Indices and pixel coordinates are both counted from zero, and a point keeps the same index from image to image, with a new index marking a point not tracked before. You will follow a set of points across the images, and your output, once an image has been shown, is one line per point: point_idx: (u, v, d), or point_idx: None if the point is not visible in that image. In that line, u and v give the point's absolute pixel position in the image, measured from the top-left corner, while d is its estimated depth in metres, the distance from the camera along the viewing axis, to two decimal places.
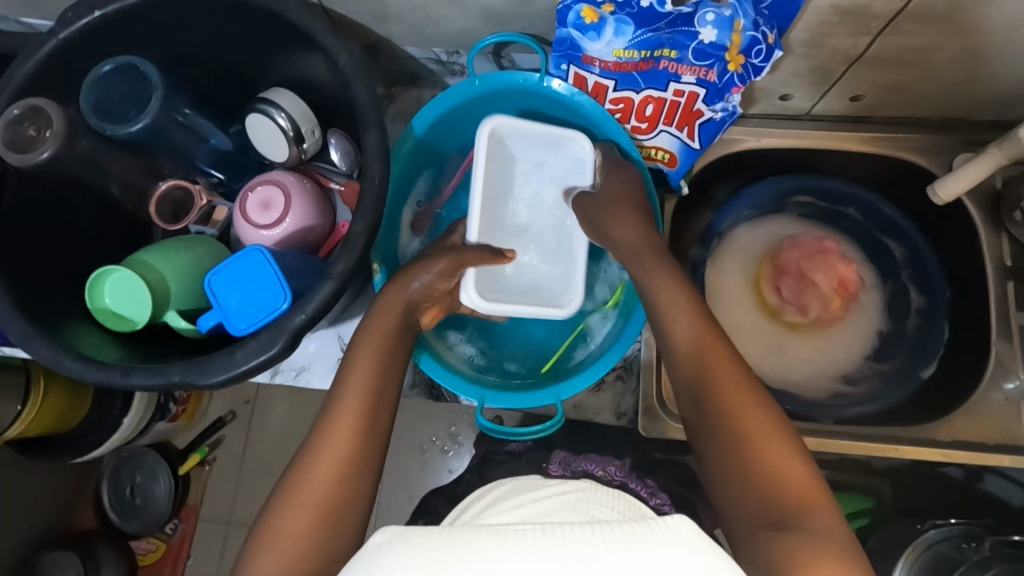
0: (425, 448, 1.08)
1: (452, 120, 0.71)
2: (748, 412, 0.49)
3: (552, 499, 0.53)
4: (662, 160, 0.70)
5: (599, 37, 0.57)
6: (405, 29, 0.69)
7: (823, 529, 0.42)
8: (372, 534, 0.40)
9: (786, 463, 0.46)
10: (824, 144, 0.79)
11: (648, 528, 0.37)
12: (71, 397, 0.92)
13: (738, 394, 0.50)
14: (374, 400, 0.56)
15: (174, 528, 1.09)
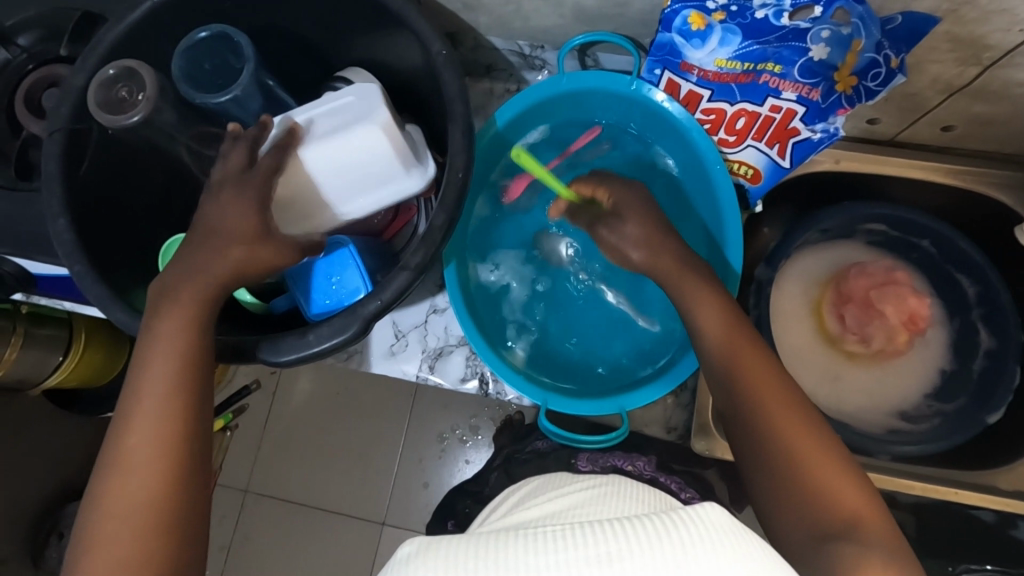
0: (443, 437, 1.09)
1: (533, 115, 0.70)
2: (793, 431, 0.48)
3: (580, 492, 0.50)
4: (744, 176, 0.68)
5: (702, 45, 0.56)
6: (492, 20, 0.68)
7: (875, 536, 0.42)
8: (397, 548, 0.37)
9: (844, 493, 0.45)
10: (909, 172, 0.76)
11: (681, 519, 0.35)
12: (110, 350, 0.94)
13: (774, 414, 0.49)
14: (173, 377, 0.49)
15: None
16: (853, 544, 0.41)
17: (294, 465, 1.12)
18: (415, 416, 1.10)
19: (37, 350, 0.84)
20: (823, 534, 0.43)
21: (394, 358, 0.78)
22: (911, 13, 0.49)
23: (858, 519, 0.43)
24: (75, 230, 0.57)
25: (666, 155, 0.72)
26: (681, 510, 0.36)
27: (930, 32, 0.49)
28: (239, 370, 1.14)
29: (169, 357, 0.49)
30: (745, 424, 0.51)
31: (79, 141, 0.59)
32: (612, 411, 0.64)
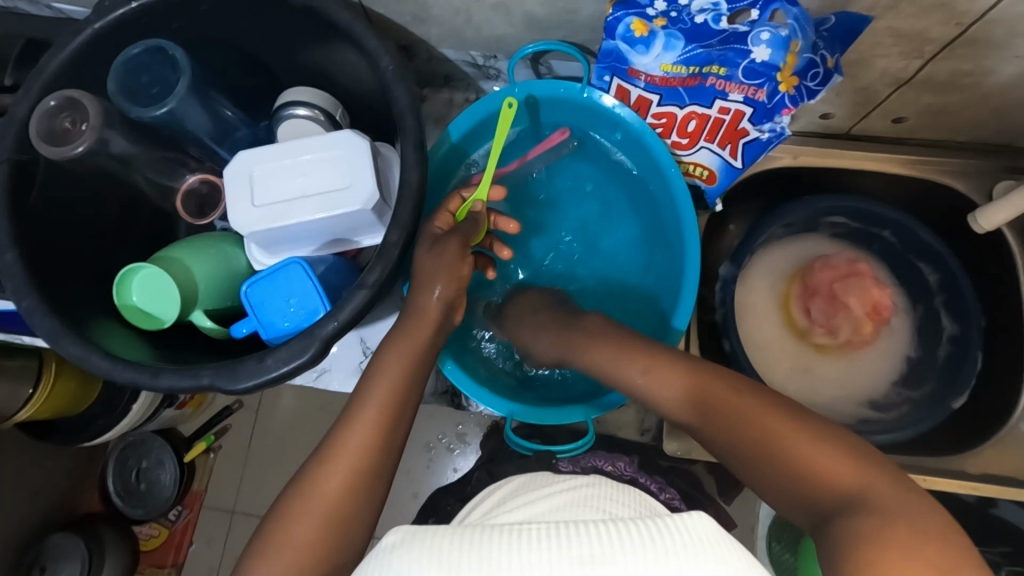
0: (431, 446, 1.08)
1: (489, 127, 0.70)
2: (782, 420, 0.44)
3: (562, 495, 0.47)
4: (700, 177, 0.69)
5: (647, 51, 0.56)
6: (443, 31, 0.68)
7: (892, 506, 0.36)
8: (384, 536, 0.38)
9: (839, 468, 0.40)
10: (864, 164, 0.78)
11: (671, 525, 0.35)
12: (82, 380, 0.91)
13: (751, 405, 0.46)
14: (394, 394, 0.54)
15: (178, 514, 1.08)
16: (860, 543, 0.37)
17: (277, 482, 1.10)
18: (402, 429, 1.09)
19: (9, 383, 0.85)
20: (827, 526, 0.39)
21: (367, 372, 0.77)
22: (843, 14, 0.52)
23: (873, 494, 0.38)
24: (25, 264, 0.56)
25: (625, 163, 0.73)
26: (670, 516, 0.36)
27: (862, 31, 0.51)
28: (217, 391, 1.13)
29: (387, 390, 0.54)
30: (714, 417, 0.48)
31: (27, 173, 0.58)
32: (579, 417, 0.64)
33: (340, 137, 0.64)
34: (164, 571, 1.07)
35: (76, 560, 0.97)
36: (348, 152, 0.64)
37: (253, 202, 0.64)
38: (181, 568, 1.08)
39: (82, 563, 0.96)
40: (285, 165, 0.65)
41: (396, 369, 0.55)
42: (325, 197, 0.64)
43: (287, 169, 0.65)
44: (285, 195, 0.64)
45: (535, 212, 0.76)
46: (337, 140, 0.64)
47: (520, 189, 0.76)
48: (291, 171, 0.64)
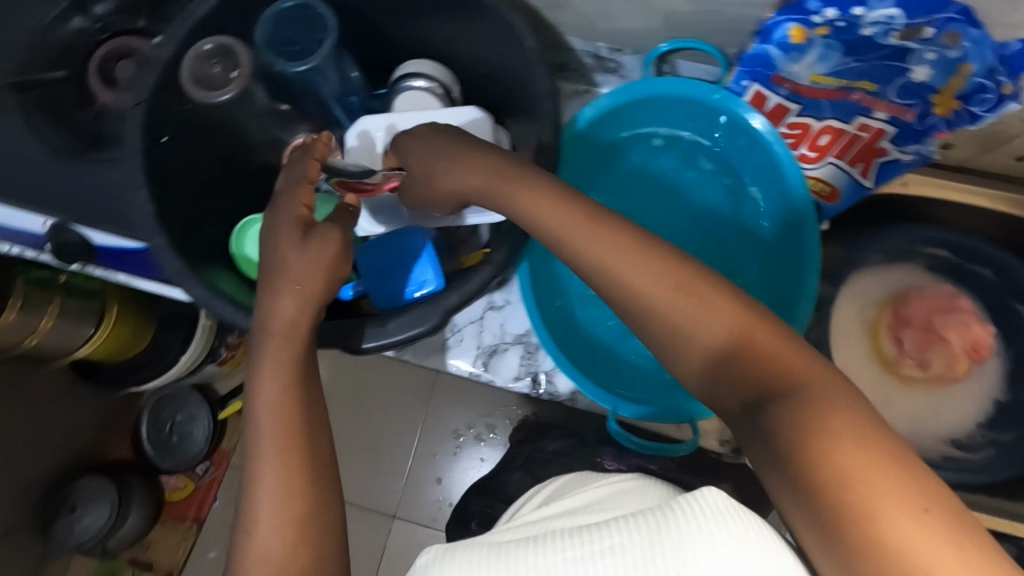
0: (459, 435, 1.06)
1: (619, 114, 0.69)
2: (789, 360, 0.39)
3: (604, 490, 0.49)
4: (819, 194, 0.67)
5: (799, 59, 0.56)
6: (575, 19, 0.67)
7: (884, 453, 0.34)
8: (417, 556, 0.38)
9: (837, 408, 0.36)
10: (973, 199, 0.76)
11: (674, 511, 0.34)
12: (138, 325, 0.91)
13: (756, 351, 0.40)
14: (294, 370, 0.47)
15: (205, 470, 1.08)
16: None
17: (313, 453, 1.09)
18: (431, 411, 1.08)
19: (69, 323, 0.83)
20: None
21: (447, 351, 0.78)
22: None
23: (826, 398, 0.37)
24: (154, 202, 0.57)
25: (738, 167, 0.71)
26: (676, 498, 0.35)
27: None
28: None
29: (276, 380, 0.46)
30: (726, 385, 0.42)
31: (163, 114, 0.59)
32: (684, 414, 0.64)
33: (467, 113, 0.66)
34: (184, 525, 1.07)
35: (106, 504, 0.97)
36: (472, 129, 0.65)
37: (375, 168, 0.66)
38: (202, 524, 1.08)
39: (111, 508, 0.96)
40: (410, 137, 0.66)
41: (280, 359, 0.47)
42: None
43: None
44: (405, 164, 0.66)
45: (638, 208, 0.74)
46: (463, 117, 0.66)
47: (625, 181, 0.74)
48: None
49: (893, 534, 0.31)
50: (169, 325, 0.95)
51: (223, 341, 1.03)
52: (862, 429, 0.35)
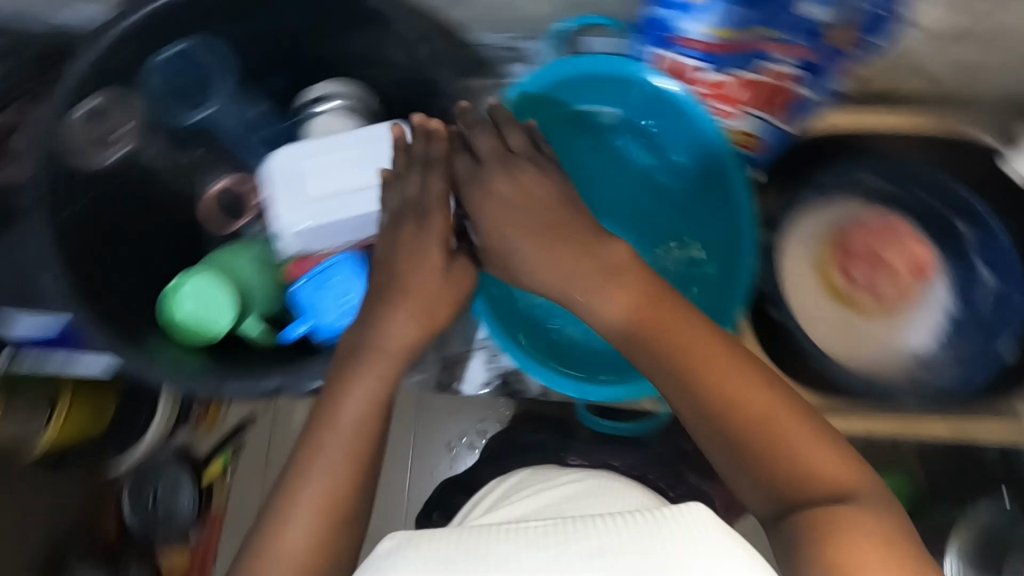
0: (451, 446, 1.04)
1: (541, 103, 0.68)
2: (795, 430, 0.46)
3: (572, 486, 0.64)
4: (747, 147, 0.69)
5: (696, 16, 0.57)
6: (479, 14, 0.69)
7: (857, 490, 0.44)
8: (379, 542, 0.40)
9: (790, 431, 0.46)
10: (891, 122, 0.78)
11: (664, 516, 0.39)
12: (95, 406, 0.83)
13: (749, 390, 0.48)
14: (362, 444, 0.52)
15: (200, 533, 0.98)
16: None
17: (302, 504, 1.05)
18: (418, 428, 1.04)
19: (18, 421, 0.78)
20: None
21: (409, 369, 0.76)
22: None
23: (844, 478, 0.45)
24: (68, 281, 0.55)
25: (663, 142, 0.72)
26: (667, 507, 0.40)
27: None
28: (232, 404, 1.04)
29: (341, 454, 0.51)
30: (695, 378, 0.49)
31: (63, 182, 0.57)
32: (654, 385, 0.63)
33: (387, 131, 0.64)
34: None
35: None
36: (380, 143, 0.64)
37: (299, 200, 0.64)
38: None
39: None
40: (330, 162, 0.64)
41: (357, 438, 0.52)
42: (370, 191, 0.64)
43: (331, 164, 0.64)
44: (328, 190, 0.64)
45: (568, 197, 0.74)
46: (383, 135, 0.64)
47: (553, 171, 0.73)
48: (335, 166, 0.64)
49: (856, 553, 0.40)
50: (133, 398, 0.86)
51: (192, 403, 0.91)
52: (841, 472, 0.45)
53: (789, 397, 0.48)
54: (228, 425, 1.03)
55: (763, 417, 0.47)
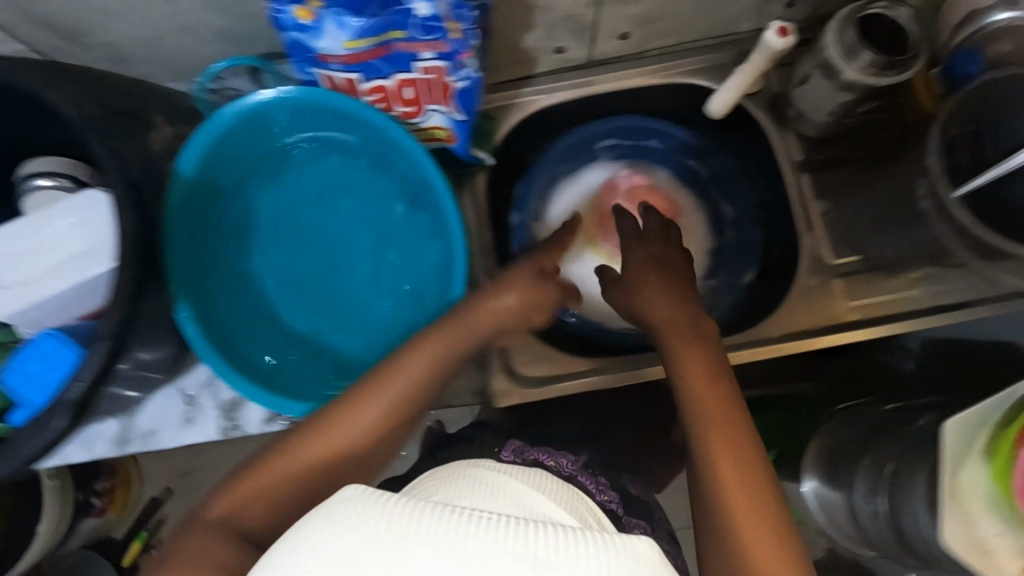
0: None
1: (220, 156, 0.66)
2: (721, 424, 0.54)
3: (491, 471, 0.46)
4: (444, 139, 0.70)
5: (322, 35, 0.57)
6: (156, 66, 0.68)
7: (755, 507, 0.49)
8: (341, 488, 0.38)
9: (737, 442, 0.52)
10: (611, 85, 0.82)
11: (601, 541, 0.35)
12: None
13: (719, 405, 0.55)
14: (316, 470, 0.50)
15: None
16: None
17: None
18: None
19: None
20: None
21: (191, 423, 0.77)
22: None
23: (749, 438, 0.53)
24: None
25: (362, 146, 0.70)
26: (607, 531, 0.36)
27: None
28: (143, 486, 1.19)
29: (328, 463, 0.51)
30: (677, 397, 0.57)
31: None
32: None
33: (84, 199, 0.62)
34: None
35: None
36: (90, 215, 0.62)
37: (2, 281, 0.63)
38: None
39: None
40: (28, 236, 0.63)
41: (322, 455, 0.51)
42: (66, 261, 0.62)
43: (31, 238, 0.63)
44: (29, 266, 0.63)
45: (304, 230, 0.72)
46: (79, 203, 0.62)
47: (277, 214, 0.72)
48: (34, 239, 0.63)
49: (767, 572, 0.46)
50: None
51: (93, 493, 1.07)
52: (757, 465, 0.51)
53: (738, 414, 0.55)
54: (138, 508, 1.18)
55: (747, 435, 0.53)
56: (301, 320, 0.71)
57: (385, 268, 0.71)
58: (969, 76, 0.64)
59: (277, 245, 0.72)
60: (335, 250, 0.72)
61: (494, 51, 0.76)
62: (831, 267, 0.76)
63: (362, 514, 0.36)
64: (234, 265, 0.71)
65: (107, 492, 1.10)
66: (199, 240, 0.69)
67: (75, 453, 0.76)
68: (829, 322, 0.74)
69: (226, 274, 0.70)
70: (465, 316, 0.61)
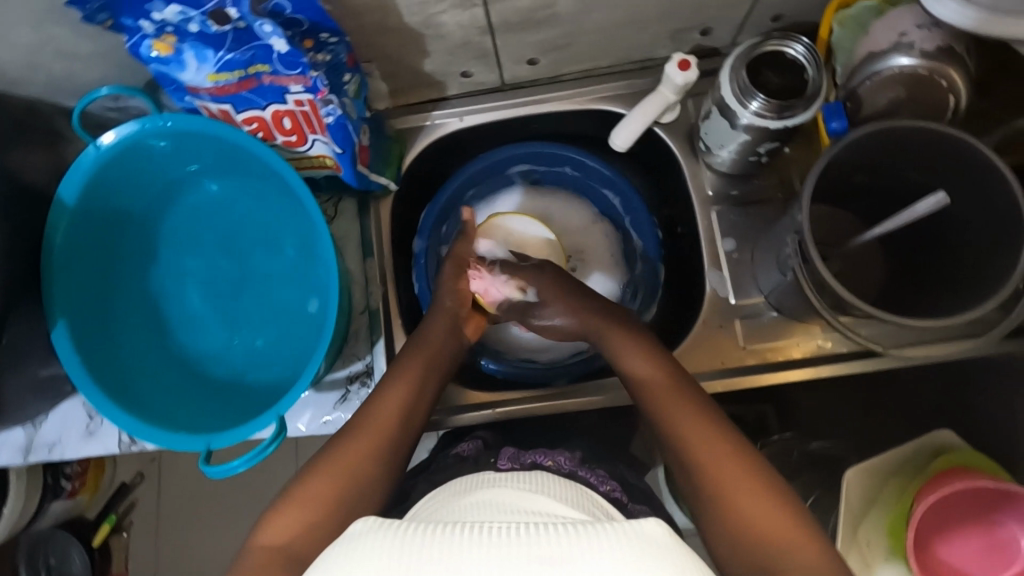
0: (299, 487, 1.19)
1: (106, 182, 0.66)
2: (698, 435, 0.54)
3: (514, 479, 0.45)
4: (331, 166, 0.69)
5: (184, 67, 0.56)
6: (45, 87, 0.68)
7: (763, 510, 0.49)
8: (351, 524, 0.38)
9: (722, 462, 0.52)
10: (523, 111, 0.81)
11: (620, 528, 0.35)
12: None
13: (695, 426, 0.55)
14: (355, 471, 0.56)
15: None
16: (783, 571, 0.44)
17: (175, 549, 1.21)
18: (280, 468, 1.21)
19: None
20: (759, 564, 0.46)
21: (93, 435, 0.78)
22: None
23: (743, 451, 0.53)
24: None
25: (252, 173, 0.70)
26: (623, 519, 0.36)
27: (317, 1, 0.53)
28: (116, 468, 1.21)
29: (346, 474, 0.56)
30: (658, 423, 0.58)
31: None
32: (271, 421, 0.61)
33: None
34: None
35: None
36: None
37: None
38: None
39: None
40: None
41: (345, 464, 0.57)
42: None
43: None
44: None
45: (196, 256, 0.72)
46: None
47: (173, 240, 0.72)
48: None
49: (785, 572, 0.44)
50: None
51: (61, 475, 1.04)
52: (748, 477, 0.51)
53: (725, 431, 0.55)
54: (110, 490, 1.20)
55: (736, 444, 0.54)
56: (201, 343, 0.70)
57: (285, 292, 0.70)
58: (839, 133, 0.62)
59: (182, 269, 0.72)
60: (238, 274, 0.71)
61: (395, 74, 0.74)
62: (736, 308, 0.74)
63: (377, 543, 0.36)
64: (138, 288, 0.71)
65: (79, 473, 1.08)
66: (102, 264, 0.69)
67: None
68: (724, 366, 0.73)
69: (130, 298, 0.70)
70: (420, 342, 0.69)
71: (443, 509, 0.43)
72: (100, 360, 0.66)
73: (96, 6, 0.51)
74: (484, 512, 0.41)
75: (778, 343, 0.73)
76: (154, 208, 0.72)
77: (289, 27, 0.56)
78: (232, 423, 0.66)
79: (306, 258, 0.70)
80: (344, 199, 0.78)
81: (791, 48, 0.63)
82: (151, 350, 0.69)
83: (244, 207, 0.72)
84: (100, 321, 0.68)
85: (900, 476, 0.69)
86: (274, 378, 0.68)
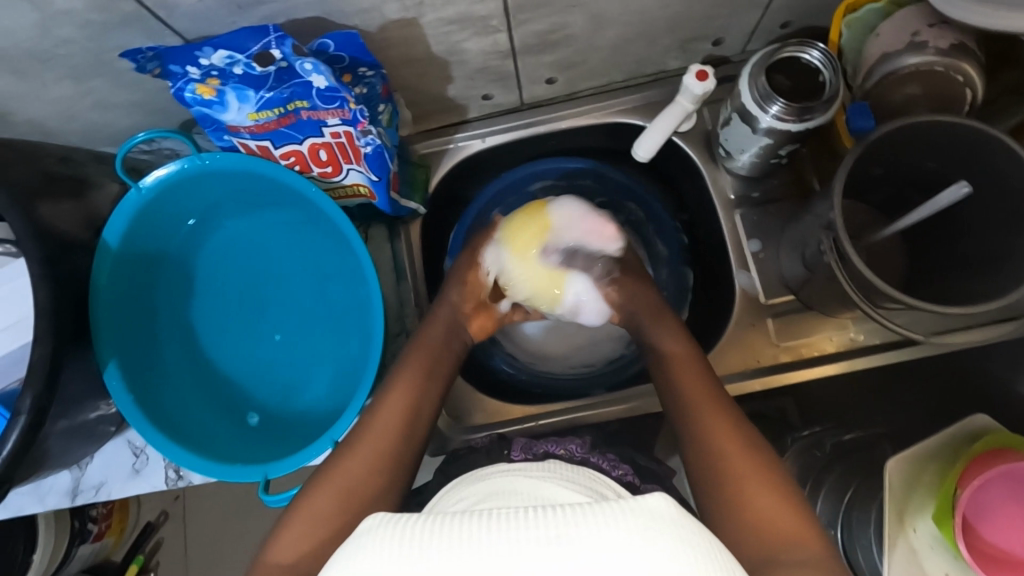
0: None
1: (148, 223, 0.68)
2: (713, 421, 0.58)
3: (520, 470, 0.45)
4: (366, 194, 0.71)
5: (226, 108, 0.58)
6: (81, 136, 0.70)
7: (769, 507, 0.51)
8: (361, 522, 0.39)
9: (728, 451, 0.56)
10: (541, 129, 0.83)
11: (626, 506, 0.36)
12: None
13: (708, 403, 0.60)
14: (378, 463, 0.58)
15: None
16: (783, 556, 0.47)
17: None
18: None
19: None
20: (761, 541, 0.49)
21: (139, 474, 0.79)
22: (331, 34, 0.56)
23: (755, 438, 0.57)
24: None
25: (287, 204, 0.72)
26: (626, 498, 0.37)
27: (357, 38, 0.55)
28: (141, 509, 1.21)
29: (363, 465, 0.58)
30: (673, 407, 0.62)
31: None
32: (326, 448, 0.62)
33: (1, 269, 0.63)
34: None
35: None
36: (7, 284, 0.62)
37: None
38: None
39: None
40: None
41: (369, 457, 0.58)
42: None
43: None
44: None
45: (236, 288, 0.73)
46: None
47: (213, 275, 0.74)
48: None
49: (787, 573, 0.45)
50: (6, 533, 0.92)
51: (88, 518, 1.04)
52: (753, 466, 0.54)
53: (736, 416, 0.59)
54: (137, 530, 1.20)
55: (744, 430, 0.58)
56: (244, 376, 0.72)
57: (322, 319, 0.72)
58: (863, 131, 0.64)
59: (220, 302, 0.73)
60: (273, 305, 0.73)
61: (417, 101, 0.77)
62: (765, 306, 0.75)
63: (387, 537, 0.37)
64: (176, 324, 0.72)
65: (105, 515, 1.08)
66: (145, 302, 0.71)
67: (28, 504, 0.78)
68: (757, 364, 0.74)
69: (172, 334, 0.72)
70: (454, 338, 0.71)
71: (458, 499, 0.44)
72: (151, 398, 0.67)
73: (148, 55, 0.52)
74: (496, 501, 0.42)
75: (811, 339, 0.74)
76: (192, 246, 0.73)
77: (329, 64, 0.59)
78: (287, 450, 0.67)
79: (341, 284, 0.72)
80: (374, 226, 0.81)
81: (808, 54, 0.65)
82: (198, 384, 0.71)
83: (280, 237, 0.74)
84: (149, 360, 0.69)
85: (937, 461, 0.68)
86: (321, 403, 0.70)
